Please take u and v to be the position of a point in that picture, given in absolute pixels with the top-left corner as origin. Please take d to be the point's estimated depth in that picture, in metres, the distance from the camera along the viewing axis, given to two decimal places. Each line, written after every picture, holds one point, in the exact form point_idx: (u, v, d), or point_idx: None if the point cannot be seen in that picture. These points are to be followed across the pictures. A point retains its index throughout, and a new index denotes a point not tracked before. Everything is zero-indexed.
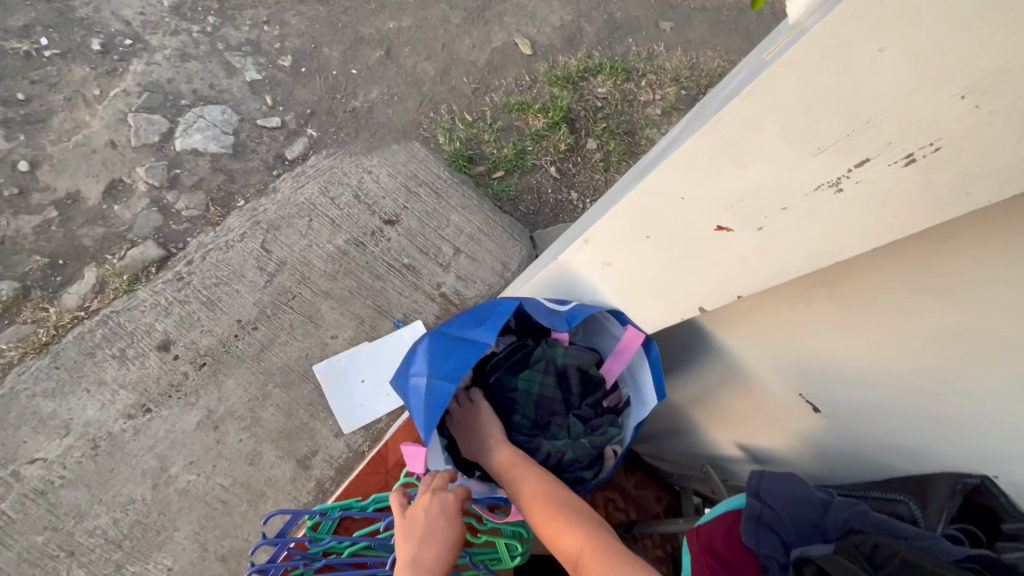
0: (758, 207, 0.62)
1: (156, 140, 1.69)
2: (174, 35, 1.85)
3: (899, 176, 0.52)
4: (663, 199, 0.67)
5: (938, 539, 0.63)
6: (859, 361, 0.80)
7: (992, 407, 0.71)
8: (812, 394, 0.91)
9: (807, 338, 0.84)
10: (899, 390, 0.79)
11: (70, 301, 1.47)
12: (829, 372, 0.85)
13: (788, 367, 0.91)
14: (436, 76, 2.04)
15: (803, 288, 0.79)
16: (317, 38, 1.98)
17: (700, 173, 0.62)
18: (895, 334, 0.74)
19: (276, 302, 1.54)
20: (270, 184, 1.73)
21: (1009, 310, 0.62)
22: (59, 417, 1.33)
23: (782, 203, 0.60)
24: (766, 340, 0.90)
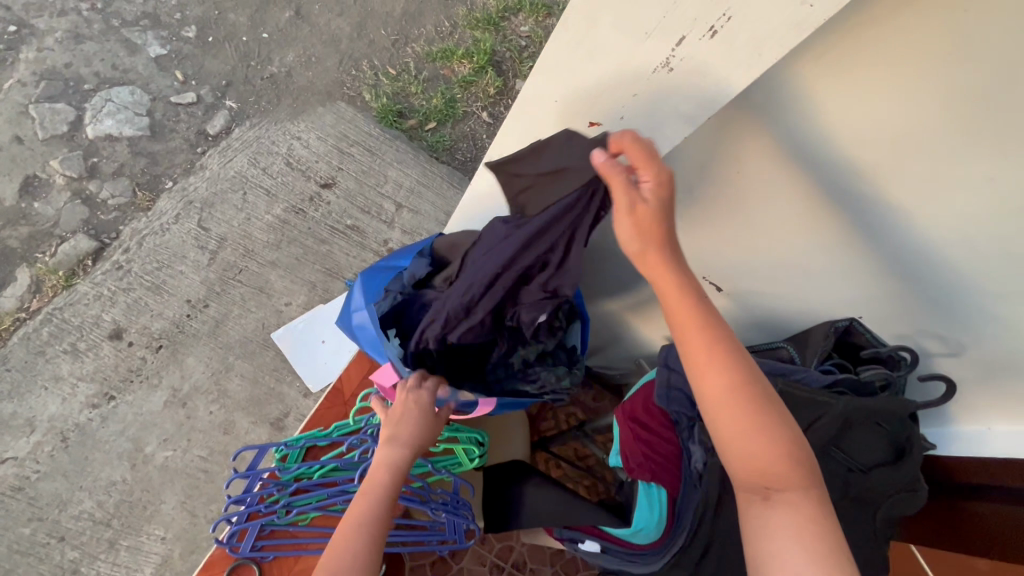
0: (613, 100, 0.66)
1: (65, 130, 1.63)
2: (62, 17, 1.75)
3: (718, 44, 0.54)
4: (541, 109, 0.71)
5: (807, 373, 0.76)
6: (798, 255, 0.77)
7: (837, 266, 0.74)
8: (766, 297, 0.89)
9: (739, 246, 0.81)
10: (848, 271, 0.75)
11: (8, 304, 1.45)
12: (773, 273, 0.83)
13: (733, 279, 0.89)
14: (352, 32, 2.00)
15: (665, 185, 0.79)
16: (219, 4, 1.90)
17: (562, 77, 0.66)
18: (752, 215, 0.74)
19: (224, 278, 1.56)
20: (197, 162, 1.69)
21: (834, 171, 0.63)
22: (21, 416, 1.35)
23: (636, 90, 0.63)
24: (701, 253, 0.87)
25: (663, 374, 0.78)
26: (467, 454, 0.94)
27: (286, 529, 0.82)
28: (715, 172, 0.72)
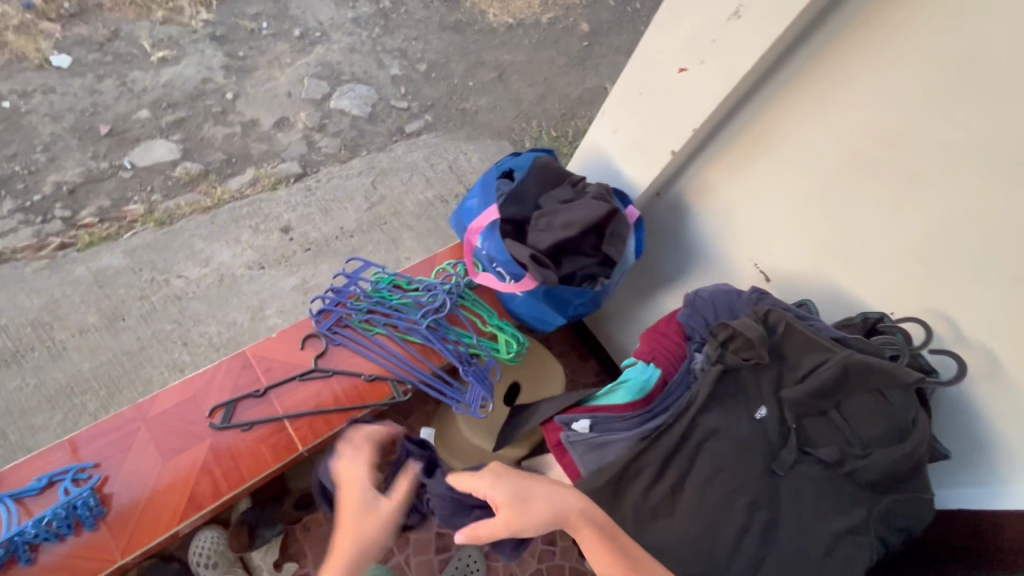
0: (696, 46, 0.81)
1: (318, 97, 2.25)
2: (349, 36, 2.48)
3: (737, 27, 0.75)
4: (648, 51, 0.89)
5: (819, 323, 0.82)
6: (917, 221, 0.79)
7: (953, 223, 0.75)
8: (845, 224, 0.86)
9: (883, 132, 0.77)
10: (991, 210, 0.71)
11: (233, 186, 1.94)
12: (898, 166, 0.77)
13: (824, 185, 0.86)
14: (534, 99, 2.66)
15: (764, 147, 0.91)
16: (449, 56, 2.62)
17: (664, 25, 0.84)
18: (865, 180, 0.82)
19: (372, 222, 2.01)
20: (388, 145, 2.26)
21: (933, 119, 0.72)
22: (204, 253, 1.74)
23: (683, 64, 0.84)
24: (828, 140, 0.83)
25: (687, 298, 0.90)
26: (506, 346, 1.09)
27: (357, 328, 1.03)
28: (833, 108, 0.81)
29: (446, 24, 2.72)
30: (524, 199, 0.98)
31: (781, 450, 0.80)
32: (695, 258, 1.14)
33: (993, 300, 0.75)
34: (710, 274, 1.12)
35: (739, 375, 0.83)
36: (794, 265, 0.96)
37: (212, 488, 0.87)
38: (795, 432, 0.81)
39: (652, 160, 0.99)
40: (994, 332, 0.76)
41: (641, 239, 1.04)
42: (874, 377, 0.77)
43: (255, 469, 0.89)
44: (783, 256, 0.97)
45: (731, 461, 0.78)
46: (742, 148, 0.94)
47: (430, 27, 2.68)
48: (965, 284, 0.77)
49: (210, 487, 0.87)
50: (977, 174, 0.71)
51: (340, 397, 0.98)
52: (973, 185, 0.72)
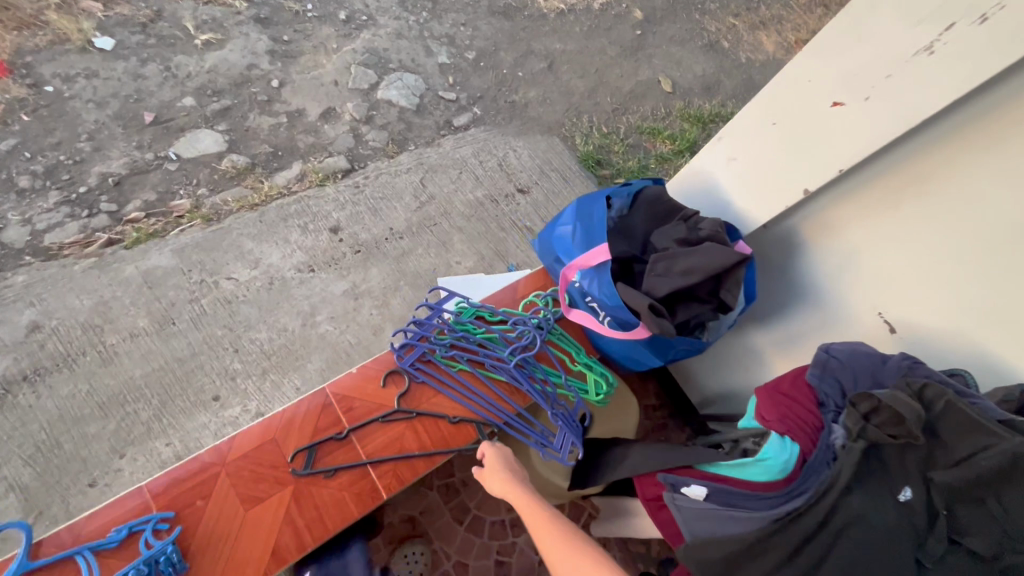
0: (865, 77, 0.73)
1: (365, 87, 2.15)
2: (395, 20, 2.35)
3: (926, 63, 0.67)
4: (793, 80, 0.81)
5: (982, 400, 0.73)
6: None
7: None
8: (1014, 287, 0.76)
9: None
10: None
11: (280, 181, 1.86)
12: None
13: (992, 242, 0.77)
14: (586, 92, 2.52)
15: (918, 190, 0.81)
16: (498, 44, 2.49)
17: (825, 53, 0.76)
18: None
19: (421, 224, 1.92)
20: (436, 139, 2.16)
21: None
22: (253, 253, 1.67)
23: (839, 98, 0.76)
24: (1008, 192, 0.73)
25: (819, 356, 0.82)
26: (596, 386, 1.02)
27: (440, 364, 0.96)
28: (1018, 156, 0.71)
29: (494, 9, 2.58)
30: (631, 237, 0.91)
31: (928, 538, 0.72)
32: (801, 298, 1.04)
33: None
34: (820, 317, 1.02)
35: (880, 452, 0.74)
36: (932, 321, 0.86)
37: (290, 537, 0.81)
38: (943, 519, 0.72)
39: (777, 195, 0.89)
40: None
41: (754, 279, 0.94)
42: None
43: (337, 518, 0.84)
44: (921, 311, 0.87)
45: (876, 552, 0.70)
46: (891, 189, 0.84)
47: (479, 11, 2.54)
48: None
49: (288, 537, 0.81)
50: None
51: (425, 440, 0.92)
52: None
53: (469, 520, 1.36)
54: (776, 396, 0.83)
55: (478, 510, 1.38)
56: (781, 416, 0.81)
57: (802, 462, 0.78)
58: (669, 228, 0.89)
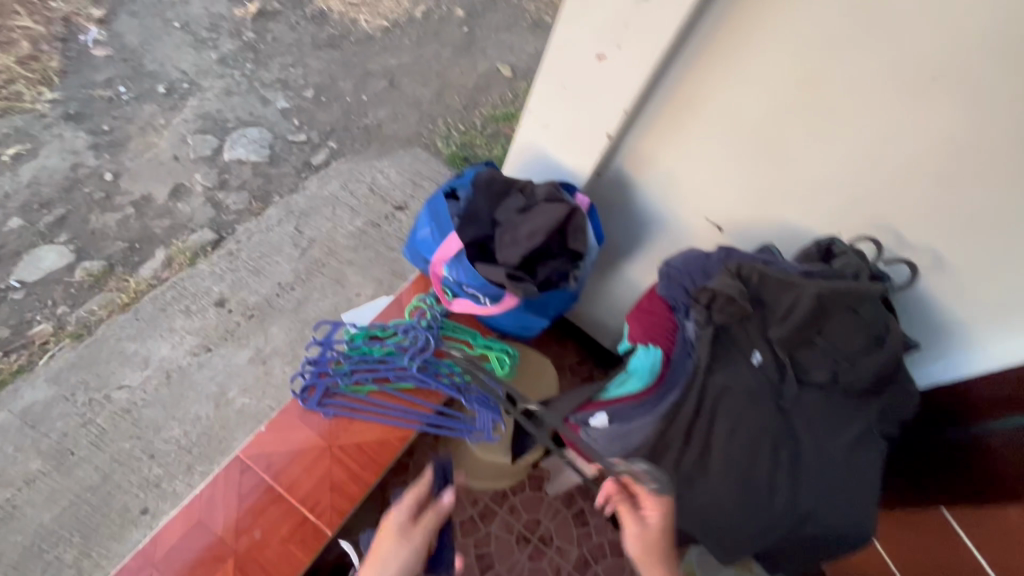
0: (611, 29, 0.81)
1: (208, 153, 2.08)
2: (220, 79, 2.29)
3: (652, 7, 0.76)
4: (559, 46, 0.88)
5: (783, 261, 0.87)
6: (850, 144, 0.85)
7: (882, 138, 0.82)
8: (786, 163, 0.91)
9: (804, 75, 0.81)
10: (911, 121, 0.79)
11: (146, 273, 1.77)
12: (821, 104, 0.83)
13: (758, 133, 0.90)
14: (433, 97, 2.59)
15: (691, 111, 0.93)
16: (333, 75, 2.49)
17: (572, 16, 0.84)
18: (793, 122, 0.86)
19: (310, 269, 1.90)
20: (299, 184, 2.14)
21: (841, 55, 0.78)
22: (139, 353, 1.59)
23: (600, 52, 0.85)
24: (753, 92, 0.86)
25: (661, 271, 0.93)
26: (499, 361, 1.08)
27: (347, 393, 0.99)
28: (747, 63, 0.84)
29: (319, 42, 2.56)
30: (480, 220, 0.97)
31: (783, 385, 0.86)
32: (647, 225, 1.16)
33: (924, 195, 0.84)
34: (666, 235, 1.14)
35: (728, 330, 0.87)
36: (744, 210, 1.01)
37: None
38: (790, 365, 0.86)
39: (590, 145, 0.99)
40: (938, 220, 0.85)
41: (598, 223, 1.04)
42: (845, 298, 0.83)
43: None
44: (734, 206, 1.01)
45: (745, 411, 0.83)
46: (673, 114, 0.95)
47: (304, 48, 2.52)
48: (901, 188, 0.85)
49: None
50: (891, 94, 0.78)
51: (352, 467, 0.95)
52: (891, 104, 0.78)
53: None
54: (640, 313, 0.93)
55: None
56: (646, 328, 0.91)
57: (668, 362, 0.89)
58: (509, 202, 0.97)
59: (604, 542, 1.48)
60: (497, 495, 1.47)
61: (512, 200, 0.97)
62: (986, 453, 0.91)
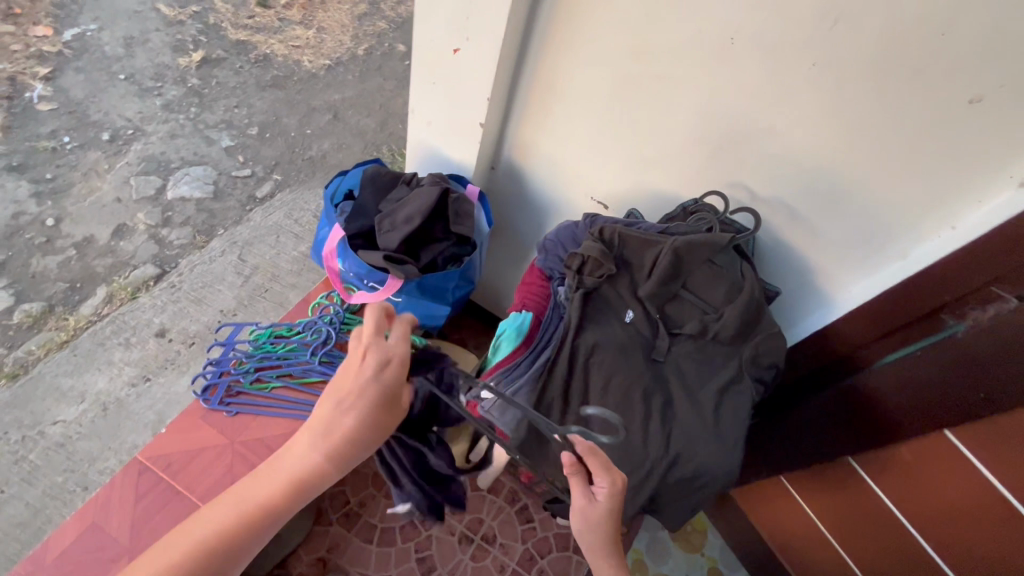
0: (458, 24, 0.90)
1: (152, 193, 2.13)
2: (165, 124, 2.37)
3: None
4: (423, 44, 0.97)
5: (644, 224, 0.93)
6: (686, 112, 0.89)
7: (709, 104, 0.86)
8: (641, 136, 0.97)
9: (629, 52, 0.87)
10: (727, 85, 0.83)
11: (87, 310, 1.80)
12: (651, 75, 0.88)
13: (610, 109, 0.96)
14: (377, 127, 2.67)
15: (551, 95, 1.00)
16: (278, 113, 2.56)
17: (425, 15, 0.92)
18: (634, 96, 0.92)
19: (252, 295, 1.93)
20: (244, 216, 2.18)
21: (652, 29, 0.83)
22: (76, 388, 1.61)
23: (454, 46, 0.93)
24: (593, 72, 0.92)
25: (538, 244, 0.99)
26: None
27: (251, 391, 1.02)
28: (581, 46, 0.90)
29: (263, 83, 2.65)
30: (367, 214, 1.02)
31: (656, 340, 0.90)
32: (545, 211, 1.22)
33: (763, 153, 0.87)
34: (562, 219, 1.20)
35: (600, 291, 0.92)
36: (621, 183, 1.06)
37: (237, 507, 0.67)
38: (661, 320, 0.91)
39: (470, 138, 1.07)
40: (782, 176, 0.88)
41: (487, 210, 1.10)
42: (701, 249, 0.88)
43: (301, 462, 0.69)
44: (611, 182, 1.07)
45: (616, 364, 0.87)
46: (539, 100, 1.02)
47: (249, 90, 2.60)
48: (742, 150, 0.89)
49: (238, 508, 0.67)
50: (705, 59, 0.82)
51: (249, 460, 0.96)
52: (708, 70, 0.83)
53: (377, 535, 1.39)
54: (520, 285, 1.01)
55: (384, 522, 1.41)
56: (522, 296, 0.99)
57: (538, 323, 0.95)
58: (393, 194, 1.02)
59: (550, 536, 1.46)
60: None
61: (398, 192, 1.03)
62: (871, 393, 0.96)
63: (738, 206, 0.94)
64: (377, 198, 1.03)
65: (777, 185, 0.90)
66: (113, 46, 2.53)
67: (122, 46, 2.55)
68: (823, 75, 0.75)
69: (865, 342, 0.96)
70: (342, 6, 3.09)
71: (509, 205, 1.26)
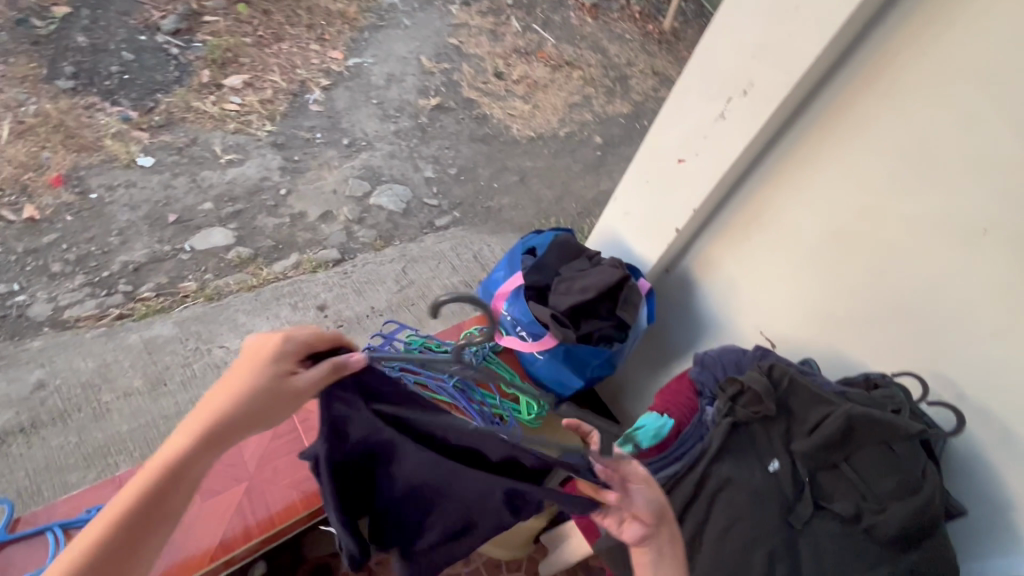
0: (691, 139, 0.99)
1: (358, 194, 2.51)
2: (390, 145, 2.81)
3: (725, 124, 0.92)
4: (650, 147, 1.07)
5: (818, 377, 0.88)
6: (902, 282, 0.85)
7: (932, 281, 0.82)
8: (837, 290, 0.93)
9: (857, 207, 0.87)
10: (962, 269, 0.79)
11: (278, 268, 2.13)
12: (873, 235, 0.86)
13: (813, 254, 0.95)
14: (553, 199, 2.88)
15: (753, 222, 1.02)
16: (476, 163, 2.90)
17: (663, 125, 1.03)
18: (847, 250, 0.90)
19: (401, 303, 2.14)
20: (419, 237, 2.46)
21: (891, 193, 0.83)
22: (245, 326, 1.90)
23: (681, 156, 1.01)
24: (810, 214, 0.93)
25: (697, 356, 0.99)
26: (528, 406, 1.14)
27: None
28: (805, 189, 0.92)
29: (475, 136, 3.04)
30: (545, 271, 1.11)
31: (797, 504, 0.82)
32: (703, 329, 1.20)
33: (985, 351, 0.80)
34: (720, 343, 1.17)
35: (749, 427, 0.88)
36: (798, 328, 1.02)
37: (104, 519, 0.62)
38: (810, 487, 0.83)
39: (659, 240, 1.13)
40: (1001, 382, 0.79)
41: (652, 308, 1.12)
42: (881, 429, 0.80)
43: (194, 454, 0.66)
44: (787, 323, 1.03)
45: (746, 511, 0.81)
46: (741, 224, 1.04)
47: (462, 138, 3.00)
48: (956, 339, 0.82)
49: (119, 509, 0.63)
50: (943, 237, 0.79)
51: None
52: (943, 249, 0.80)
53: None
54: (667, 388, 1.02)
55: None
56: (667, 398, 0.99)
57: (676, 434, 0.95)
58: (575, 264, 1.10)
59: None
60: (491, 564, 1.41)
61: (579, 263, 1.11)
62: None
63: (935, 399, 0.85)
64: (557, 262, 1.12)
65: (998, 391, 0.80)
66: (378, 78, 3.12)
67: (384, 80, 3.13)
68: None
69: None
70: (561, 94, 3.47)
71: (668, 310, 1.27)
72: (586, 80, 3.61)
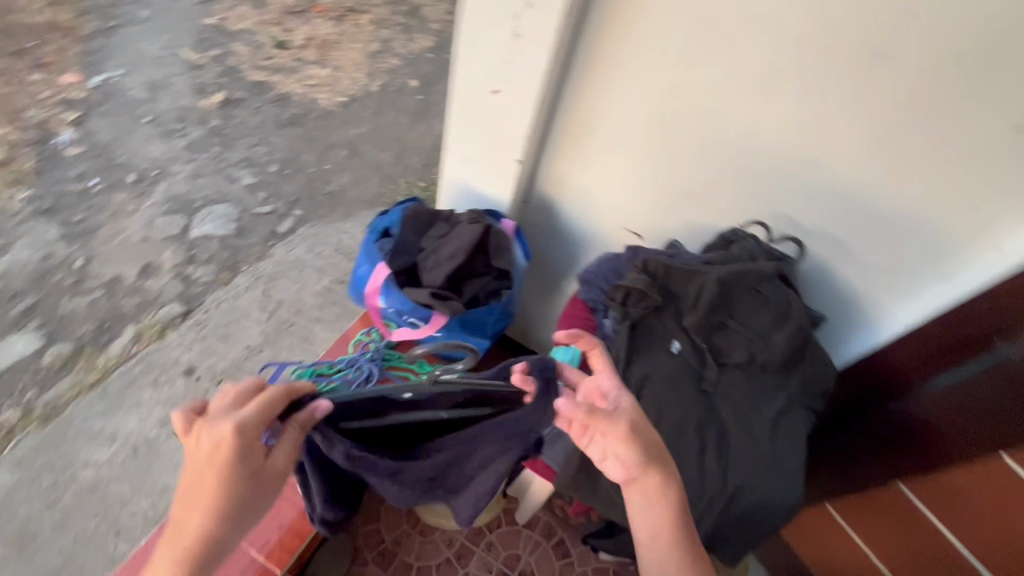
0: (496, 68, 0.94)
1: (175, 232, 2.16)
2: (188, 163, 2.42)
3: (522, 44, 0.88)
4: (461, 87, 1.01)
5: (684, 254, 0.95)
6: (723, 144, 0.91)
7: (746, 136, 0.88)
8: (675, 168, 0.98)
9: (666, 88, 0.89)
10: (765, 117, 0.85)
11: (116, 350, 1.81)
12: (688, 109, 0.90)
13: (644, 143, 0.98)
14: (393, 159, 2.69)
15: (584, 130, 1.02)
16: (296, 150, 2.60)
17: (465, 60, 0.96)
18: (671, 130, 0.94)
19: (278, 330, 1.94)
20: (266, 252, 2.19)
21: (690, 66, 0.85)
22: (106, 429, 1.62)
23: (493, 88, 0.96)
24: (630, 107, 0.95)
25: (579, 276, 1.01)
26: None
27: None
28: (617, 84, 0.93)
29: (282, 121, 2.70)
30: (407, 250, 1.04)
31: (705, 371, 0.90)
32: (577, 244, 1.23)
33: (802, 180, 0.89)
34: (596, 251, 1.21)
35: (646, 322, 0.92)
36: (655, 213, 1.07)
37: None
38: (709, 352, 0.91)
39: (506, 177, 1.10)
40: (820, 202, 0.90)
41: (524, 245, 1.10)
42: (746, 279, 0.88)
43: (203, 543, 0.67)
44: (645, 212, 1.08)
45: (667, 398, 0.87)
46: (574, 135, 1.04)
47: (269, 127, 2.66)
48: (778, 178, 0.91)
49: None
50: (743, 93, 0.84)
51: None
52: (746, 104, 0.85)
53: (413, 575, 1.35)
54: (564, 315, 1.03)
55: (419, 560, 1.37)
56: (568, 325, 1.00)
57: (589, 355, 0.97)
58: (435, 232, 1.04)
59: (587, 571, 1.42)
60: (474, 533, 1.43)
61: (438, 228, 1.05)
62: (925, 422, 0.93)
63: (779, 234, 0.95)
64: (415, 236, 1.05)
65: (820, 210, 0.91)
66: (138, 91, 2.61)
67: (146, 90, 2.62)
68: (865, 106, 0.77)
69: (913, 368, 0.94)
70: (357, 45, 3.17)
71: (540, 237, 1.27)
72: (378, 22, 3.32)
